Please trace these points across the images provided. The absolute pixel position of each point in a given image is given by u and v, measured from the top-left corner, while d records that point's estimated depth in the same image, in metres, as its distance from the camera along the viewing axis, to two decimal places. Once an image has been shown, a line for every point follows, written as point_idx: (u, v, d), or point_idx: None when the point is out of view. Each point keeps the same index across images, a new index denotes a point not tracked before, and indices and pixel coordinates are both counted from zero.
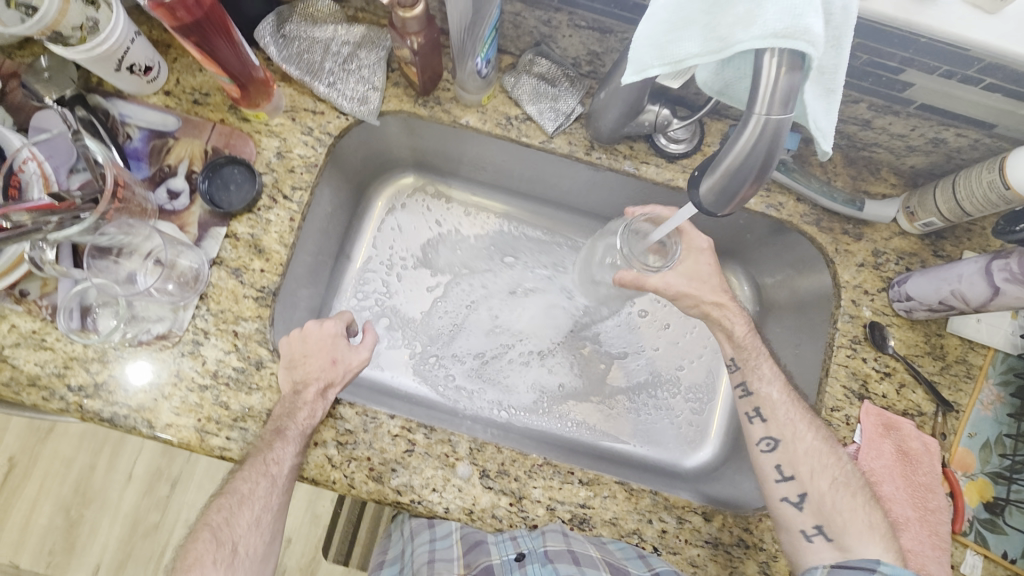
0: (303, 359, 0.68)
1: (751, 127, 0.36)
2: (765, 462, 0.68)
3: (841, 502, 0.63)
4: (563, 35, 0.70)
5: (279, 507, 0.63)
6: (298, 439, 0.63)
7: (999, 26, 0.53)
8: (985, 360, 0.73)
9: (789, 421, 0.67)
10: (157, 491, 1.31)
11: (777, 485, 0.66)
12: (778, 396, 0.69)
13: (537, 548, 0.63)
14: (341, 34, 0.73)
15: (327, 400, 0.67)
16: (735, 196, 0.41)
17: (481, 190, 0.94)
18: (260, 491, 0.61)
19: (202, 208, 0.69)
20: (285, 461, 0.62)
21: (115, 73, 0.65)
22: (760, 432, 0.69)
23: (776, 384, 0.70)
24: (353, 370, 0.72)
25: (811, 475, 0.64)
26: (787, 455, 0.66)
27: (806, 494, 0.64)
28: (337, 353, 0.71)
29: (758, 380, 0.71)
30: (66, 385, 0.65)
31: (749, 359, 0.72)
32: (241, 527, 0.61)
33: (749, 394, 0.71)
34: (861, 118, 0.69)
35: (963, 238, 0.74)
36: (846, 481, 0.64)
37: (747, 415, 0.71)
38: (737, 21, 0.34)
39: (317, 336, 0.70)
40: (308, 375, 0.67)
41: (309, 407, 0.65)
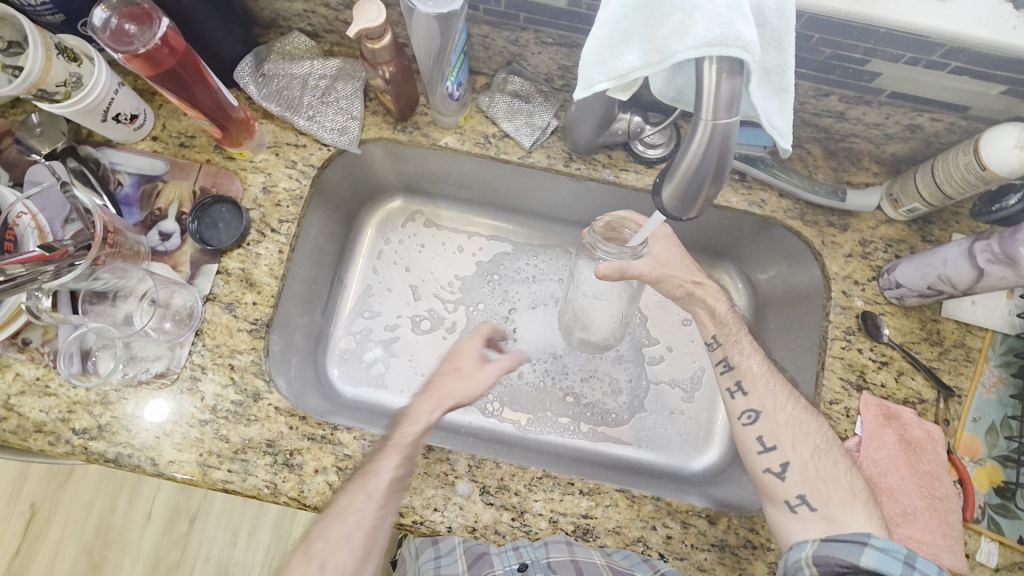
0: (442, 376, 0.69)
1: (701, 133, 0.37)
2: (747, 434, 0.67)
3: (824, 469, 0.63)
4: (533, 53, 0.71)
5: (371, 526, 0.61)
6: (400, 450, 0.64)
7: (953, 11, 0.54)
8: (984, 343, 0.72)
9: (770, 393, 0.67)
10: (176, 528, 1.33)
11: (760, 457, 0.66)
12: (757, 369, 0.70)
13: (539, 558, 0.69)
14: (318, 69, 0.76)
15: (438, 412, 0.66)
16: (696, 199, 0.42)
17: (469, 208, 0.95)
18: (354, 505, 0.61)
19: (193, 247, 0.71)
20: (383, 473, 0.62)
21: (102, 123, 0.68)
22: (741, 405, 0.69)
23: (755, 356, 0.71)
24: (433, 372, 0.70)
25: (793, 444, 0.64)
26: (769, 426, 0.66)
27: (788, 463, 0.64)
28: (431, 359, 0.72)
29: (738, 355, 0.71)
30: (71, 429, 0.66)
31: (730, 334, 0.73)
32: (314, 549, 0.61)
33: (731, 368, 0.71)
34: (834, 110, 0.70)
35: (950, 221, 0.74)
36: (828, 449, 0.64)
37: (730, 390, 0.70)
38: (672, 32, 0.35)
39: (469, 354, 0.70)
40: (453, 390, 0.67)
41: (421, 418, 0.66)
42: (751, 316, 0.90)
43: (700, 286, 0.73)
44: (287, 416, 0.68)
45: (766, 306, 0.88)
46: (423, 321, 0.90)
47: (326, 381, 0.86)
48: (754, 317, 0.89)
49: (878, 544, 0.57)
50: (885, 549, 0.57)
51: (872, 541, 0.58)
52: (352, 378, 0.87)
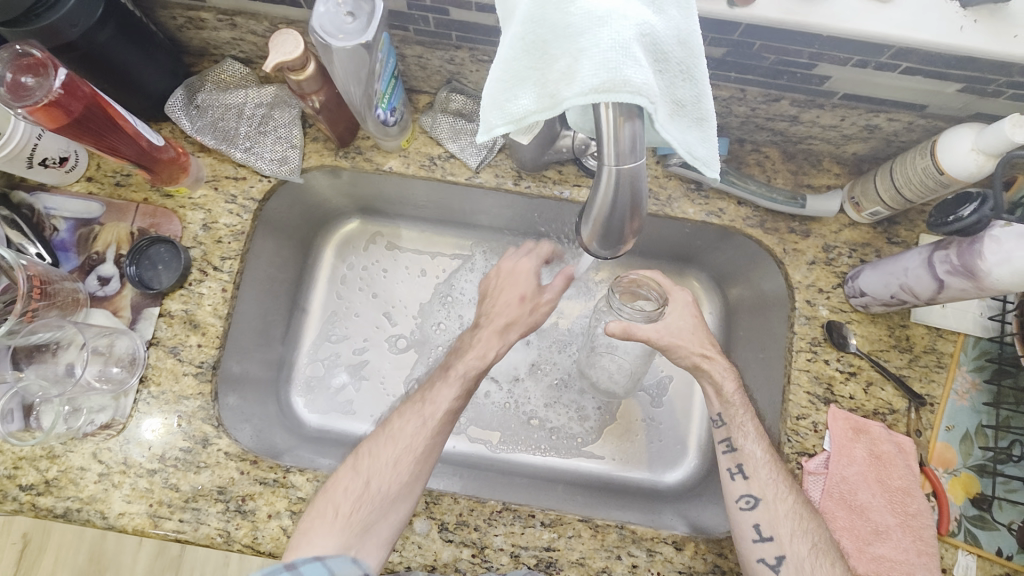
0: (499, 289, 0.74)
1: (606, 178, 0.35)
2: (742, 519, 0.63)
3: (822, 568, 0.58)
4: (471, 70, 0.69)
5: (421, 453, 0.65)
6: (459, 382, 0.69)
7: (895, 15, 0.51)
8: (956, 347, 0.69)
9: (772, 481, 0.63)
10: (168, 551, 1.32)
11: (753, 546, 0.61)
12: (762, 455, 0.65)
13: None
14: (252, 97, 0.73)
15: (508, 340, 0.72)
16: (618, 239, 0.39)
17: (429, 226, 0.92)
18: (410, 427, 0.66)
19: (134, 290, 0.69)
20: (440, 401, 0.68)
21: (29, 170, 0.65)
22: (740, 489, 0.64)
23: (761, 442, 0.65)
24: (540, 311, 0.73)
25: (790, 538, 0.60)
26: (767, 515, 0.62)
27: (784, 556, 0.60)
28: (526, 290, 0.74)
29: (743, 437, 0.66)
30: (18, 485, 0.64)
31: (736, 414, 0.68)
32: (379, 464, 0.64)
33: (732, 449, 0.66)
34: (788, 114, 0.66)
35: (917, 221, 0.71)
36: (827, 547, 0.59)
37: (730, 470, 0.66)
38: (562, 76, 0.32)
39: (525, 276, 0.74)
40: (514, 315, 0.72)
41: (478, 347, 0.71)
42: (722, 323, 0.87)
43: (708, 360, 0.69)
44: (238, 461, 0.67)
45: (735, 314, 0.85)
46: (393, 341, 0.88)
47: (290, 412, 0.83)
48: (725, 324, 0.87)
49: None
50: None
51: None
52: (318, 407, 0.85)
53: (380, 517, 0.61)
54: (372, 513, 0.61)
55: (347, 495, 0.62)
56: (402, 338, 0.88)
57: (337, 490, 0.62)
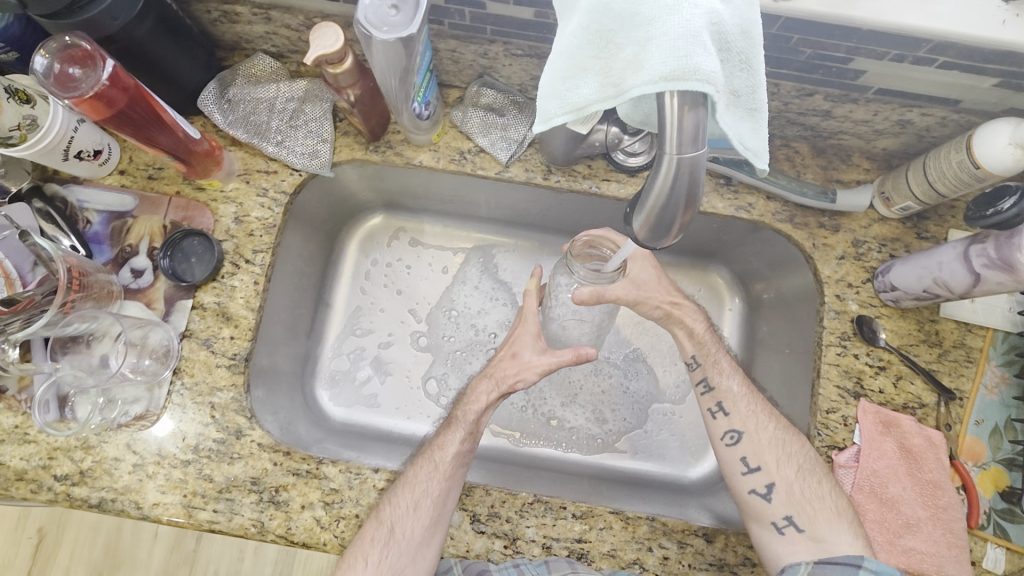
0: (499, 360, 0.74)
1: (665, 168, 0.35)
2: (730, 454, 0.69)
3: (810, 489, 0.63)
4: (504, 65, 0.69)
5: (438, 496, 0.64)
6: (463, 427, 0.71)
7: (936, 8, 0.51)
8: (985, 342, 0.69)
9: (751, 413, 0.69)
10: (184, 546, 1.33)
11: (744, 478, 0.67)
12: (738, 390, 0.71)
13: None
14: (284, 91, 0.73)
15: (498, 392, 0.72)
16: (670, 231, 0.39)
17: (452, 221, 0.92)
18: (422, 474, 0.65)
19: (167, 283, 0.70)
20: (448, 447, 0.69)
21: (65, 162, 0.66)
22: (723, 426, 0.70)
23: (735, 377, 0.72)
24: (533, 370, 0.71)
25: (777, 465, 0.65)
26: (753, 446, 0.67)
27: (772, 484, 0.65)
28: (517, 345, 0.73)
29: (719, 375, 0.72)
30: (53, 475, 0.65)
31: (709, 354, 0.74)
32: (400, 509, 0.63)
33: (711, 390, 0.72)
34: (820, 109, 0.67)
35: (947, 217, 0.71)
36: (812, 468, 0.64)
37: (711, 409, 0.72)
38: (628, 65, 0.32)
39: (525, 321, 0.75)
40: (507, 375, 0.72)
41: (477, 400, 0.72)
42: (746, 319, 0.88)
43: (678, 307, 0.74)
44: (271, 452, 0.67)
45: (759, 309, 0.85)
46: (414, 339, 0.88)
47: (315, 406, 0.84)
48: (749, 320, 0.87)
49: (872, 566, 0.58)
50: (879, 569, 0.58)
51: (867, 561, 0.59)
52: (343, 400, 0.85)
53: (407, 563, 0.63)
54: (400, 558, 0.63)
55: (375, 545, 0.62)
56: (423, 336, 0.88)
57: (365, 542, 0.62)
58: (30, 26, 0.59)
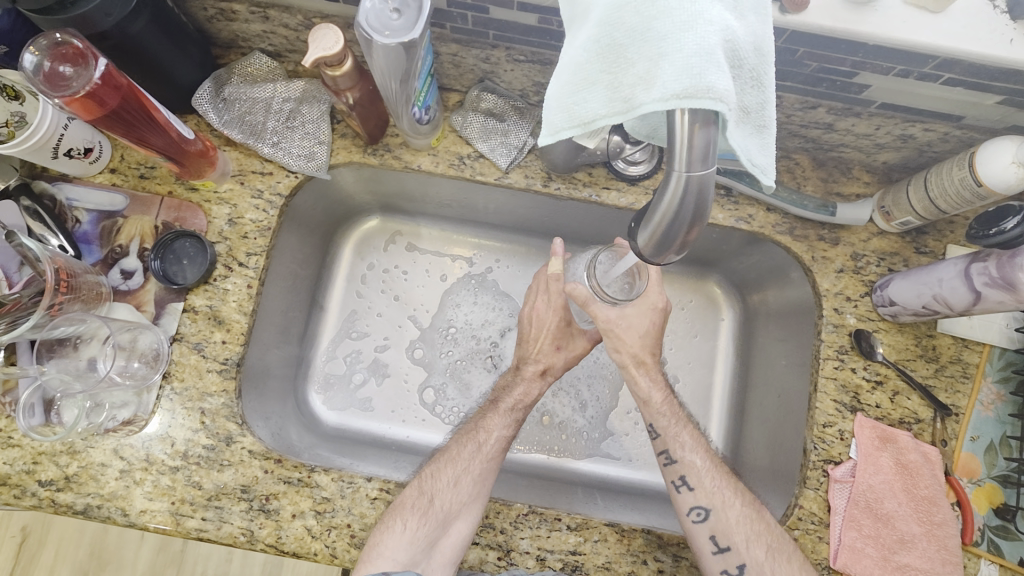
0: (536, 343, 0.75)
1: (674, 185, 0.34)
2: (697, 533, 0.65)
3: (780, 569, 0.60)
4: (505, 70, 0.68)
5: (478, 475, 0.68)
6: (509, 413, 0.73)
7: (944, 25, 0.51)
8: (981, 358, 0.69)
9: (717, 488, 0.66)
10: (171, 546, 1.31)
11: (714, 559, 0.63)
12: (701, 464, 0.68)
13: None
14: (281, 91, 0.72)
15: (545, 381, 0.75)
16: (674, 248, 0.39)
17: (450, 225, 0.91)
18: (466, 452, 0.70)
19: (157, 285, 0.68)
20: (494, 431, 0.72)
21: (54, 160, 0.64)
22: (689, 501, 0.66)
23: (698, 450, 0.69)
24: (575, 356, 0.75)
25: (747, 545, 0.62)
26: (720, 524, 0.64)
27: (744, 564, 0.62)
28: (562, 337, 0.75)
29: (680, 448, 0.69)
30: (37, 481, 0.63)
31: (669, 426, 0.71)
32: (442, 484, 0.67)
33: (673, 462, 0.69)
34: (823, 122, 0.66)
35: (946, 231, 0.71)
36: (780, 547, 0.61)
37: (674, 483, 0.68)
38: (639, 80, 0.32)
39: (550, 322, 0.74)
40: (550, 360, 0.75)
41: (525, 384, 0.75)
42: (743, 328, 0.87)
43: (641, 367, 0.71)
44: (262, 459, 0.66)
45: (756, 320, 0.85)
46: (409, 350, 0.87)
47: (307, 410, 0.83)
48: (746, 330, 0.87)
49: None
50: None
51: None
52: (336, 405, 0.84)
53: (435, 535, 0.64)
54: (434, 531, 0.64)
55: (413, 512, 0.64)
56: (419, 347, 0.87)
57: (405, 507, 0.63)
58: (20, 21, 0.57)
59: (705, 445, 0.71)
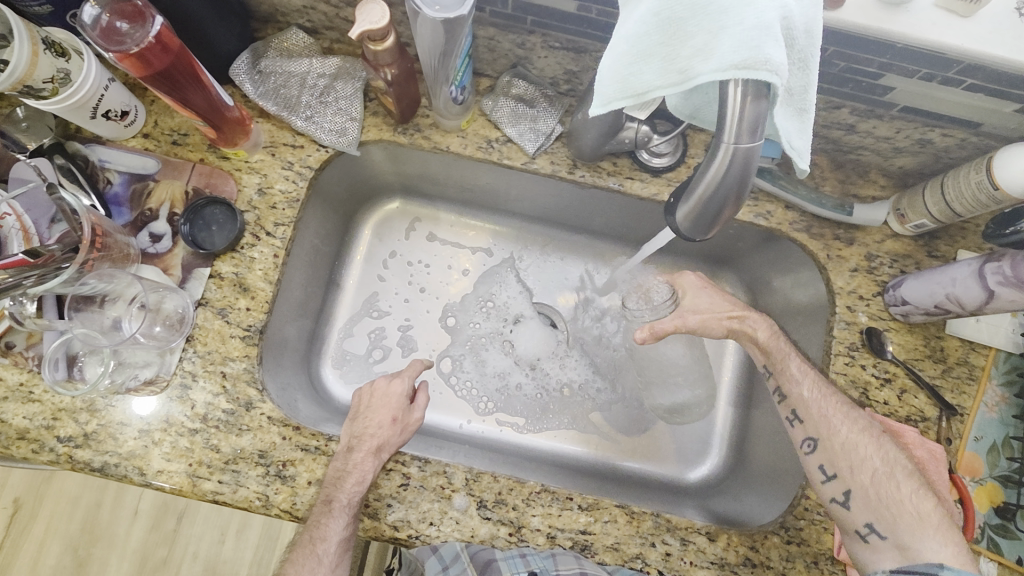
0: (366, 417, 0.67)
1: (722, 156, 0.36)
2: (809, 463, 0.65)
3: (886, 493, 0.59)
4: (539, 56, 0.70)
5: None
6: (344, 512, 0.61)
7: (972, 29, 0.53)
8: (987, 361, 0.71)
9: (823, 418, 0.64)
10: (164, 525, 1.31)
11: (826, 486, 0.63)
12: (809, 395, 0.66)
13: (549, 569, 0.68)
14: (317, 67, 0.73)
15: (382, 460, 0.65)
16: (712, 221, 0.41)
17: (470, 210, 0.92)
18: (306, 570, 0.60)
19: (185, 249, 0.69)
20: (331, 537, 0.60)
21: (91, 121, 0.65)
22: (800, 433, 0.66)
23: (806, 381, 0.67)
24: (411, 430, 0.69)
25: (852, 471, 0.61)
26: (826, 454, 0.63)
27: (851, 492, 0.61)
28: (396, 410, 0.68)
29: (788, 382, 0.68)
30: (56, 437, 0.64)
31: (777, 362, 0.70)
32: None
33: (784, 397, 0.68)
34: (844, 123, 0.68)
35: (957, 237, 0.73)
36: (890, 472, 0.60)
37: (787, 418, 0.68)
38: (696, 53, 0.34)
39: (394, 397, 0.69)
40: (384, 444, 0.66)
41: (356, 472, 0.63)
42: None
43: (738, 319, 0.72)
44: (280, 426, 0.67)
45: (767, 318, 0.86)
46: (441, 318, 0.89)
47: (320, 384, 0.83)
48: None
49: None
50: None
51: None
52: (349, 380, 0.85)
53: None
54: None
55: None
56: (453, 316, 0.89)
57: None
58: None
59: (816, 374, 0.68)
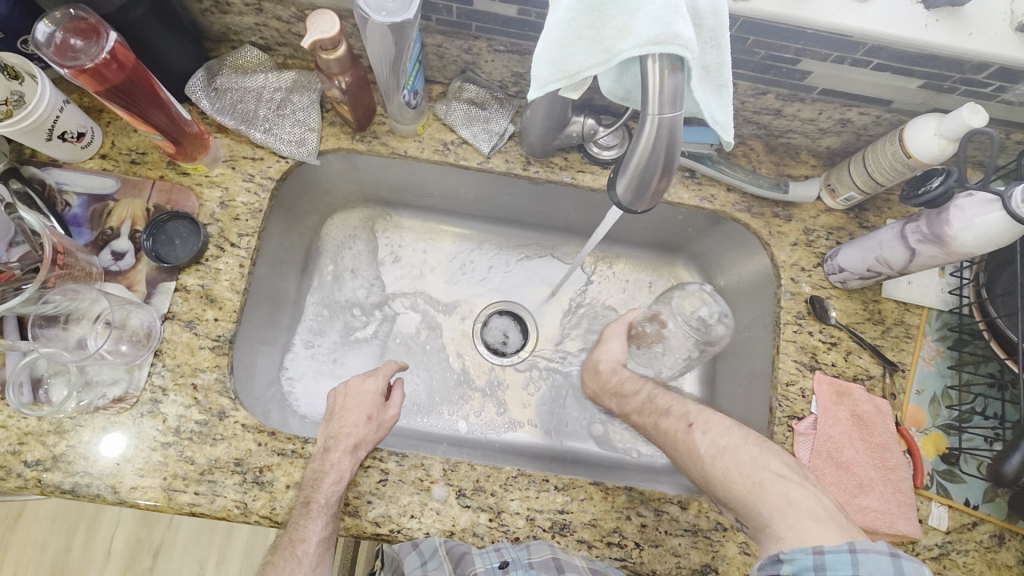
0: (342, 416, 0.69)
1: (649, 126, 0.39)
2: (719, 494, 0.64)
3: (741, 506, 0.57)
4: (486, 60, 0.73)
5: None
6: (324, 512, 0.61)
7: (871, 12, 0.59)
8: (921, 319, 0.77)
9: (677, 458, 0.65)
10: (139, 564, 1.27)
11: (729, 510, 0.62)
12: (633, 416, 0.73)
13: (521, 557, 0.65)
14: (271, 81, 0.75)
15: (359, 459, 0.66)
16: (648, 191, 0.44)
17: (431, 215, 0.94)
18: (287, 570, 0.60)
19: (149, 265, 0.70)
20: (311, 537, 0.60)
21: (47, 142, 0.66)
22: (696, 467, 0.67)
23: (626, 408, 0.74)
24: (387, 426, 0.70)
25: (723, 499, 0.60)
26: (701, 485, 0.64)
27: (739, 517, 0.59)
28: (371, 408, 0.70)
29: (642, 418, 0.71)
30: (23, 462, 0.63)
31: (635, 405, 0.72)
32: None
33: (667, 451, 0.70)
34: (772, 108, 0.74)
35: (884, 208, 0.79)
36: (709, 477, 0.61)
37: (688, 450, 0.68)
38: (618, 33, 0.39)
39: (368, 396, 0.71)
40: (360, 441, 0.67)
41: (334, 472, 0.64)
42: None
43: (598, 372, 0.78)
44: (255, 433, 0.67)
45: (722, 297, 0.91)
46: (410, 321, 0.90)
47: (293, 396, 0.83)
48: None
49: (789, 572, 0.49)
50: (797, 564, 0.49)
51: (783, 557, 0.50)
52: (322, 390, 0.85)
53: None
54: None
55: None
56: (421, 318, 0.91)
57: None
58: (16, 7, 0.61)
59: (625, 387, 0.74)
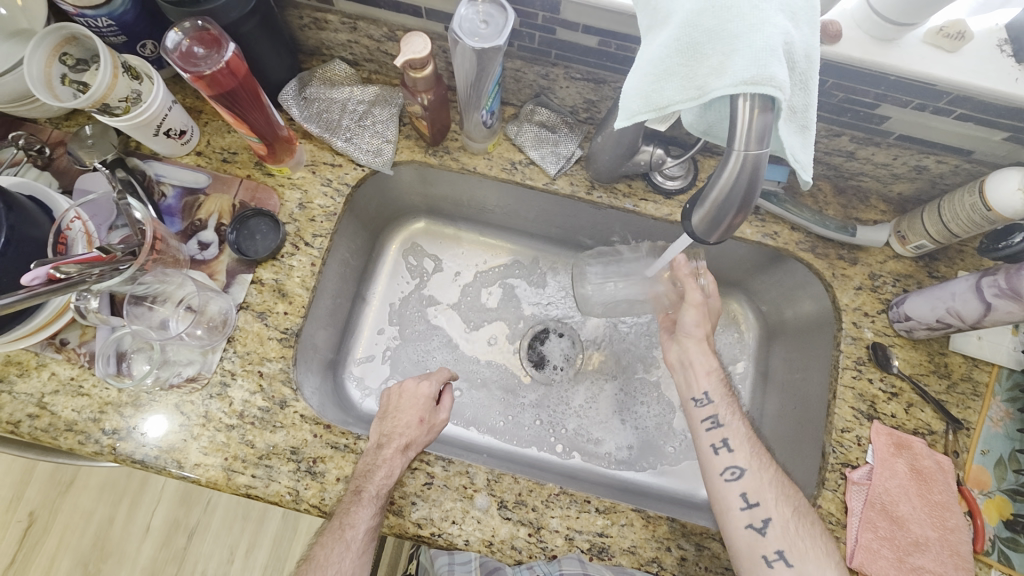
0: (395, 416, 0.71)
1: (732, 163, 0.41)
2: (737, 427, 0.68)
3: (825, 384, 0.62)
4: (561, 87, 0.76)
5: None
6: (373, 503, 0.63)
7: (960, 63, 0.58)
8: (990, 377, 0.74)
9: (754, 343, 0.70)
10: (174, 543, 1.32)
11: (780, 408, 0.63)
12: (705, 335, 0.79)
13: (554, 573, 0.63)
14: (357, 94, 0.80)
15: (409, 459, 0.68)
16: (724, 226, 0.46)
17: (490, 230, 0.97)
18: (334, 556, 0.62)
19: (230, 256, 0.74)
20: (360, 525, 0.62)
21: (153, 137, 0.72)
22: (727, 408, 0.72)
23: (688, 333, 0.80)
24: (436, 430, 0.72)
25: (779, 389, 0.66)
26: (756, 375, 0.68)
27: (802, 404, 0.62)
28: (425, 412, 0.73)
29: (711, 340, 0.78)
30: (101, 429, 0.67)
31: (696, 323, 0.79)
32: None
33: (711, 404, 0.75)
34: (844, 150, 0.73)
35: (956, 258, 0.77)
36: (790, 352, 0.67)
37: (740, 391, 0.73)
38: (712, 71, 0.41)
39: (420, 400, 0.73)
40: (411, 441, 0.69)
41: (386, 467, 0.66)
42: (762, 345, 0.92)
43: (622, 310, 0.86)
44: (312, 424, 0.70)
45: (775, 336, 0.90)
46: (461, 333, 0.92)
47: (345, 394, 0.85)
48: (765, 347, 0.91)
49: None
50: None
51: None
52: (374, 391, 0.88)
53: None
54: None
55: None
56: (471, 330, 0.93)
57: None
58: (141, 15, 0.66)
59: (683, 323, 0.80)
